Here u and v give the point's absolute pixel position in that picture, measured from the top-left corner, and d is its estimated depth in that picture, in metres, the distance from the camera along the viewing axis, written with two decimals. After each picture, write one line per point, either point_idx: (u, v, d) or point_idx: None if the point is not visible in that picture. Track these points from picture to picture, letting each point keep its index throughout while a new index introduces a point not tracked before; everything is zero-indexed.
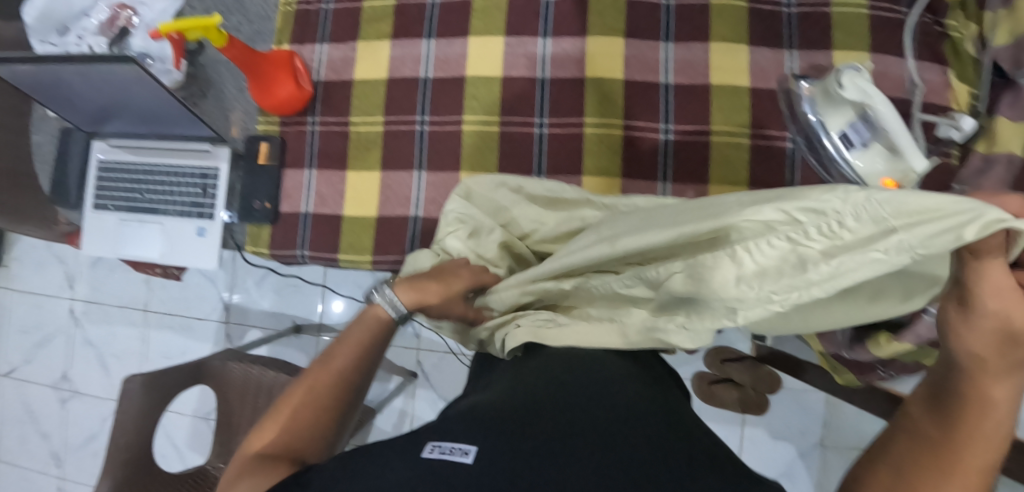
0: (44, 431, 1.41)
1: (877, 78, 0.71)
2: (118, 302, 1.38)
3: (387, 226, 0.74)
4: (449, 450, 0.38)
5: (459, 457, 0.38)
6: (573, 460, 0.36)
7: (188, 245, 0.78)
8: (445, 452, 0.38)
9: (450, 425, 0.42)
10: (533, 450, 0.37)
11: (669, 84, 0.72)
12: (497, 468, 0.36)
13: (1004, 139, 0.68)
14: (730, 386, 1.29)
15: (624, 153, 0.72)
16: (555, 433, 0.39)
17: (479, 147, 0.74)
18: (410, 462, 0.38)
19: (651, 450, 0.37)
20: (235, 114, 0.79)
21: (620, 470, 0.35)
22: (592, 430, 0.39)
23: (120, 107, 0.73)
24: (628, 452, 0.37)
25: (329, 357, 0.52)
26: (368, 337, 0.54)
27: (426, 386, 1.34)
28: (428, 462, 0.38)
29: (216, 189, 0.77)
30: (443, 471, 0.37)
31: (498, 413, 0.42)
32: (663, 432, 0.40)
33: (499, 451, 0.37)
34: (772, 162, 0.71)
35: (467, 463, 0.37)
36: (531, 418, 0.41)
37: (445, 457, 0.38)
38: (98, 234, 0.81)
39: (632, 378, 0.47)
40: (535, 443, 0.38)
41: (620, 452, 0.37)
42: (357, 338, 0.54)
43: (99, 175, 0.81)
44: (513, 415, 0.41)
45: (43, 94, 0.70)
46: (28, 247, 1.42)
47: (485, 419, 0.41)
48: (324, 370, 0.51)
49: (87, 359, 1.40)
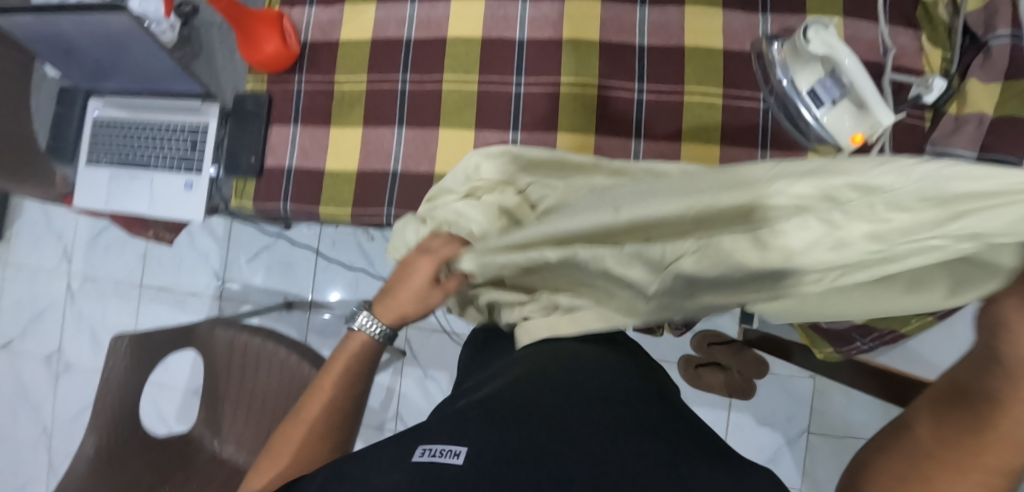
0: (33, 404, 1.42)
1: (848, 42, 0.73)
2: (113, 276, 1.41)
3: (368, 180, 0.76)
4: (439, 453, 0.41)
5: (448, 458, 0.41)
6: (556, 465, 0.39)
7: (176, 198, 0.81)
8: (435, 455, 0.41)
9: (439, 426, 0.45)
10: (521, 455, 0.40)
11: (644, 45, 0.74)
12: (486, 470, 0.39)
13: (975, 99, 0.68)
14: (716, 369, 1.29)
15: (599, 111, 0.74)
16: (541, 440, 0.41)
17: (457, 105, 0.76)
18: (403, 466, 0.41)
19: (629, 455, 0.41)
20: (226, 74, 0.81)
21: (601, 474, 0.38)
22: (576, 439, 0.42)
23: (115, 62, 0.76)
24: (608, 458, 0.40)
25: (319, 387, 0.55)
26: (353, 367, 0.56)
27: (415, 363, 1.35)
28: (419, 465, 0.41)
29: (205, 144, 0.80)
30: (434, 472, 0.39)
31: (485, 415, 0.45)
32: (640, 437, 0.44)
33: (487, 454, 0.40)
34: (744, 121, 0.72)
35: (457, 464, 0.40)
36: (519, 423, 0.44)
37: (436, 459, 0.41)
38: (91, 188, 0.84)
39: (611, 388, 0.50)
40: (523, 449, 0.41)
41: (602, 458, 0.40)
42: (341, 365, 0.56)
43: (95, 131, 0.84)
44: (499, 418, 0.44)
45: (41, 46, 0.72)
46: (28, 222, 1.45)
47: (471, 421, 0.44)
48: (315, 400, 0.54)
49: (81, 333, 1.42)
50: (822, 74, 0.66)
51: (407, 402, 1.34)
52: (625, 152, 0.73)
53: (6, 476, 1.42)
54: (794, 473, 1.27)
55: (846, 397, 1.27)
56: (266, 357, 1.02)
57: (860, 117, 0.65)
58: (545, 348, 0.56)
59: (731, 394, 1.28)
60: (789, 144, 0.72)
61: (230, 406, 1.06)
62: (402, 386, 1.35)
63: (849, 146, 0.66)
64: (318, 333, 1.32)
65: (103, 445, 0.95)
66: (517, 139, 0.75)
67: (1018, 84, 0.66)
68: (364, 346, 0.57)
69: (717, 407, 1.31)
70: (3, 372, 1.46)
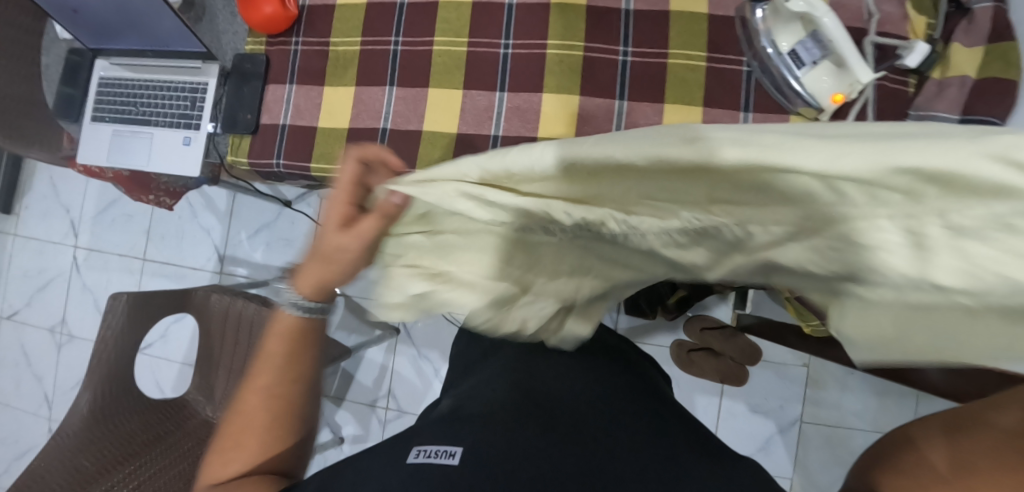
0: (36, 373, 1.45)
1: (833, 8, 0.74)
2: (117, 249, 1.44)
3: (358, 137, 0.78)
4: (435, 453, 0.48)
5: (445, 459, 0.47)
6: (541, 471, 0.46)
7: (174, 154, 0.83)
8: (430, 455, 0.48)
9: (431, 430, 0.52)
10: (506, 461, 0.47)
11: (629, 10, 0.76)
12: (480, 473, 0.46)
13: (957, 63, 0.69)
14: (709, 354, 1.25)
15: (583, 73, 0.76)
16: (527, 451, 0.48)
17: (446, 66, 0.78)
18: (401, 465, 0.47)
19: (602, 461, 0.48)
20: (226, 36, 0.85)
21: (580, 480, 0.46)
22: (557, 449, 0.49)
23: (119, 22, 0.78)
24: (586, 466, 0.47)
25: (256, 372, 0.49)
26: (292, 349, 0.49)
27: (408, 342, 1.35)
28: (416, 464, 0.47)
29: (204, 102, 0.83)
30: (433, 471, 0.46)
31: (474, 423, 0.52)
32: (611, 439, 0.51)
33: (480, 459, 0.47)
34: (726, 84, 0.73)
35: (454, 464, 0.47)
36: (506, 432, 0.50)
37: (432, 459, 0.47)
38: (94, 145, 0.87)
39: (584, 395, 0.58)
40: (512, 460, 0.47)
41: (581, 467, 0.47)
42: (279, 345, 0.49)
43: (100, 90, 0.87)
44: (486, 425, 0.51)
45: (50, 4, 0.76)
46: (39, 196, 1.50)
47: (461, 428, 0.51)
48: (254, 389, 0.49)
49: (85, 304, 1.45)
50: (802, 35, 0.67)
51: (398, 381, 1.34)
52: (609, 113, 0.75)
53: (7, 443, 1.45)
54: (786, 463, 1.25)
55: (842, 386, 1.25)
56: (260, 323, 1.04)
57: (839, 76, 0.66)
58: (520, 358, 0.63)
59: (724, 379, 1.26)
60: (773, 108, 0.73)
61: (224, 375, 1.07)
62: (395, 365, 1.35)
63: (829, 105, 0.67)
64: None
65: (98, 400, 0.95)
66: (503, 99, 0.76)
67: (1001, 47, 0.67)
68: (296, 325, 0.50)
69: (709, 394, 1.30)
70: (9, 342, 1.49)
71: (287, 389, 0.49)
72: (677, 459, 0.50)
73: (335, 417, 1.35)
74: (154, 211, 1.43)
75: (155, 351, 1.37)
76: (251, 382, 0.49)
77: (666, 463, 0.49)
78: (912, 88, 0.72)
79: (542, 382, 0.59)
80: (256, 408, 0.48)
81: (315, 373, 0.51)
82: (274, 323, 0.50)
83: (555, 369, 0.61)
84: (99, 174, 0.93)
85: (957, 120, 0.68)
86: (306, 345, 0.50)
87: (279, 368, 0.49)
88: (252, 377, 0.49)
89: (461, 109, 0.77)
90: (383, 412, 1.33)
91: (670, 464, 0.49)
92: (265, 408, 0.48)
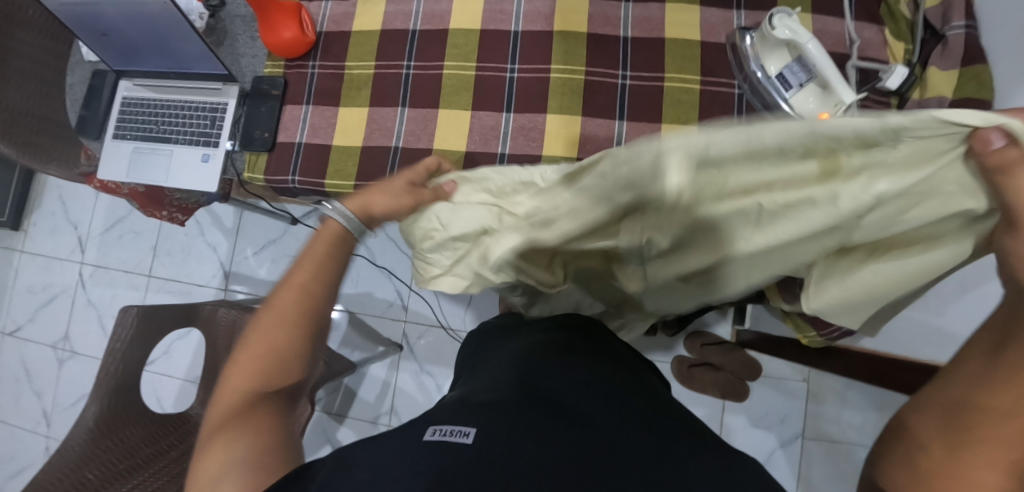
0: (37, 388, 1.45)
1: (817, 35, 0.79)
2: (123, 266, 1.46)
3: (371, 154, 0.83)
4: (449, 433, 0.49)
5: (458, 437, 0.49)
6: (551, 448, 0.47)
7: (193, 170, 0.87)
8: (445, 434, 0.49)
9: (445, 414, 0.54)
10: (516, 436, 0.48)
11: (627, 37, 0.82)
12: (489, 448, 0.47)
13: (935, 84, 0.74)
14: (707, 369, 1.29)
15: (585, 94, 0.80)
16: (536, 430, 0.49)
17: (456, 87, 0.83)
18: (416, 442, 0.49)
19: (606, 445, 0.48)
20: (247, 59, 0.90)
21: (586, 461, 0.46)
22: (566, 429, 0.50)
23: (146, 45, 0.83)
24: (592, 445, 0.48)
25: (289, 283, 0.55)
26: (322, 256, 0.56)
27: (411, 358, 1.36)
28: (431, 441, 0.48)
29: (223, 121, 0.86)
30: (445, 448, 0.48)
31: (487, 407, 0.53)
32: (617, 426, 0.52)
33: (492, 435, 0.48)
34: (719, 106, 0.78)
35: (467, 441, 0.48)
36: (517, 413, 0.52)
37: (446, 437, 0.49)
38: (114, 160, 0.91)
39: (592, 387, 0.59)
40: (521, 437, 0.48)
41: (587, 446, 0.48)
42: (316, 257, 0.56)
43: (122, 109, 0.91)
44: (498, 407, 0.53)
45: (82, 28, 0.80)
46: (47, 214, 1.52)
47: (473, 411, 0.53)
48: (289, 291, 0.54)
49: (88, 319, 1.46)
50: (789, 60, 0.73)
51: (402, 397, 1.35)
52: (609, 131, 0.79)
53: (3, 461, 1.44)
54: (789, 479, 1.25)
55: (840, 401, 1.26)
56: None
57: (824, 97, 0.71)
58: (531, 355, 0.65)
59: (726, 395, 1.28)
60: None
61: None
62: (398, 381, 1.36)
63: None
64: None
65: (104, 412, 0.95)
66: (510, 119, 0.81)
67: (972, 69, 0.72)
68: (335, 238, 0.56)
69: (711, 409, 1.31)
70: (10, 358, 1.49)
71: (322, 299, 0.55)
72: (683, 446, 0.51)
73: (336, 434, 1.35)
74: (162, 228, 1.46)
75: (158, 367, 1.37)
76: (280, 292, 0.55)
77: (671, 448, 0.50)
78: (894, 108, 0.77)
79: (550, 374, 0.61)
80: (288, 309, 0.53)
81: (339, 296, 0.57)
82: (317, 233, 0.57)
83: (566, 364, 0.63)
84: (116, 190, 0.96)
85: None
86: (338, 260, 0.56)
87: (316, 278, 0.55)
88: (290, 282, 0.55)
89: (470, 128, 0.81)
90: (385, 429, 1.33)
91: (677, 452, 0.49)
92: (292, 311, 0.54)
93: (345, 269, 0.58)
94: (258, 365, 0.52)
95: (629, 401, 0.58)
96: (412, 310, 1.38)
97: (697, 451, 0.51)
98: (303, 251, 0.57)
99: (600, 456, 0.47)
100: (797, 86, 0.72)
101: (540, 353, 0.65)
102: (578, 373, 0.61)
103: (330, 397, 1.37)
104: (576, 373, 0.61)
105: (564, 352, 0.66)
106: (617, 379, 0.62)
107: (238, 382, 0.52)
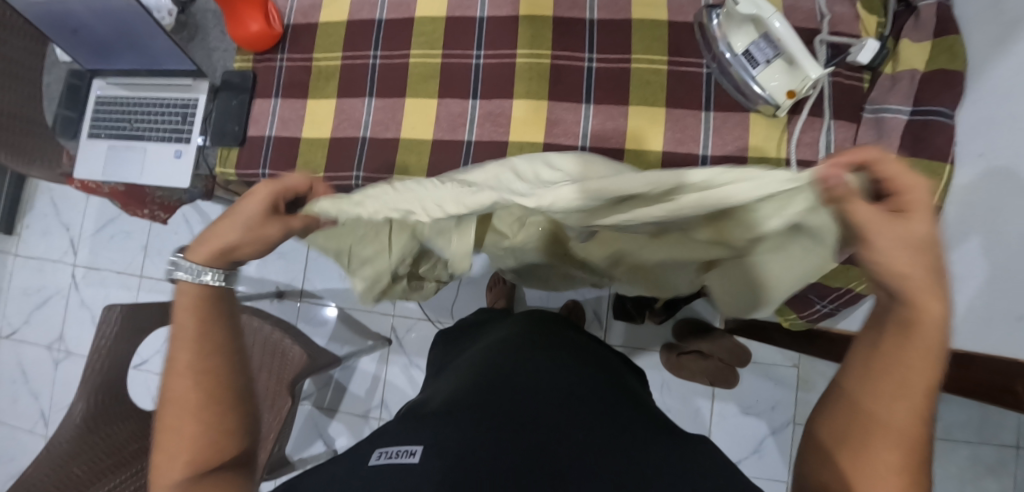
0: (35, 387, 1.49)
1: (789, 11, 0.78)
2: (115, 265, 1.48)
3: (339, 146, 0.83)
4: (396, 455, 0.50)
5: (405, 458, 0.49)
6: (502, 452, 0.49)
7: (166, 167, 0.87)
8: (392, 457, 0.50)
9: (396, 432, 0.54)
10: (465, 452, 0.49)
11: (594, 19, 0.80)
12: (436, 465, 0.48)
13: (907, 58, 0.72)
14: (698, 357, 1.26)
15: (551, 79, 0.79)
16: (488, 437, 0.51)
17: (422, 75, 0.82)
18: (363, 470, 0.49)
19: (557, 439, 0.51)
20: (217, 54, 0.90)
21: (537, 460, 0.48)
22: (517, 429, 0.52)
23: (116, 42, 0.84)
24: (544, 444, 0.50)
25: (173, 367, 0.49)
26: (198, 318, 0.50)
27: (400, 351, 1.37)
28: (378, 466, 0.49)
29: (194, 117, 0.87)
30: (393, 471, 0.48)
31: (442, 421, 0.54)
32: (568, 416, 0.55)
33: (438, 452, 0.49)
34: (688, 86, 0.77)
35: (413, 461, 0.49)
36: (468, 419, 0.53)
37: (393, 460, 0.49)
38: (89, 159, 0.92)
39: (547, 379, 0.61)
40: (472, 445, 0.50)
41: (537, 447, 0.50)
42: (189, 323, 0.50)
43: (97, 107, 0.92)
44: (455, 417, 0.54)
45: (55, 28, 0.81)
46: (40, 215, 1.55)
47: (421, 426, 0.54)
48: (179, 376, 0.49)
49: (82, 319, 1.49)
50: (755, 36, 0.71)
51: (392, 391, 1.36)
52: (577, 115, 0.78)
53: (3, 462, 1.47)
54: (780, 465, 1.25)
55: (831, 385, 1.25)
56: (252, 334, 1.08)
57: (792, 73, 0.70)
58: (493, 360, 0.67)
59: (714, 381, 1.26)
60: (735, 107, 0.76)
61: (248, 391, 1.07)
62: (387, 374, 1.37)
63: (785, 102, 0.71)
64: (308, 322, 1.42)
65: (91, 409, 0.96)
66: (476, 106, 0.80)
67: (946, 40, 0.69)
68: (199, 299, 0.51)
69: (701, 396, 1.30)
70: (7, 359, 1.52)
71: (213, 357, 0.50)
72: (636, 439, 0.53)
73: (328, 429, 1.36)
74: (151, 227, 1.47)
75: (150, 366, 1.39)
76: (174, 379, 0.49)
77: (620, 441, 0.52)
78: (868, 84, 0.75)
79: (503, 374, 0.62)
80: (187, 382, 0.49)
81: (234, 346, 0.52)
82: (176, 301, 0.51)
83: (526, 365, 0.64)
84: (96, 189, 0.97)
85: (909, 113, 0.71)
86: (217, 320, 0.51)
87: (209, 336, 0.50)
88: (176, 360, 0.50)
89: (437, 116, 0.81)
90: (376, 423, 1.35)
91: (628, 444, 0.52)
92: (195, 393, 0.49)
93: (232, 322, 0.53)
94: (182, 450, 0.48)
95: (584, 388, 0.61)
96: (399, 304, 1.39)
97: (646, 442, 0.53)
98: (175, 326, 0.51)
99: (548, 457, 0.49)
100: (765, 63, 0.71)
101: (499, 358, 0.67)
102: (532, 369, 0.64)
103: (321, 391, 1.38)
104: (532, 371, 0.63)
105: (524, 352, 0.68)
106: (576, 373, 0.64)
107: (167, 478, 0.47)
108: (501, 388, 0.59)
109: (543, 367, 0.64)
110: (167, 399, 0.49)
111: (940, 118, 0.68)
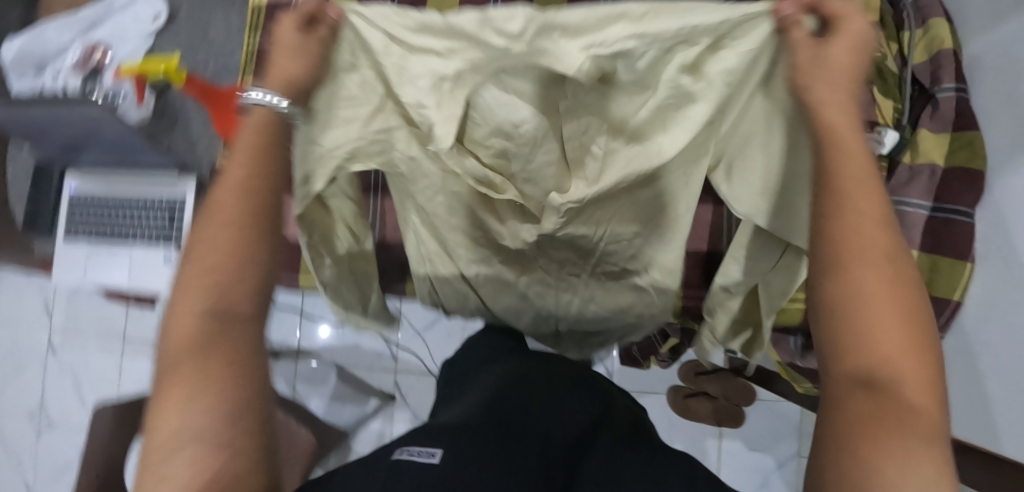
0: (19, 459, 1.41)
1: None
2: (95, 329, 1.40)
3: None
4: (416, 452, 0.38)
5: (425, 457, 0.38)
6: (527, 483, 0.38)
7: (156, 274, 0.82)
8: (412, 453, 0.38)
9: (412, 438, 0.43)
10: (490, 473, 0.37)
11: None
12: (463, 471, 0.37)
13: (927, 151, 0.71)
14: (704, 399, 1.30)
15: None
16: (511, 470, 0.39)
17: None
18: (374, 467, 0.38)
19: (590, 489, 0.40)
20: (202, 144, 0.82)
21: None
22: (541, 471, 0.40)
23: (88, 140, 0.77)
24: None
25: (225, 180, 0.44)
26: (259, 136, 0.45)
27: (404, 407, 1.35)
28: (395, 460, 0.38)
29: (182, 216, 0.81)
30: (409, 468, 0.36)
31: (466, 435, 0.43)
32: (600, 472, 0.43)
33: (463, 459, 0.38)
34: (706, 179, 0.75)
35: (434, 461, 0.37)
36: (492, 442, 0.42)
37: (413, 456, 0.38)
38: (67, 263, 0.85)
39: (573, 428, 0.50)
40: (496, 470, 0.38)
41: None
42: (246, 143, 0.45)
43: (72, 205, 0.85)
44: (475, 438, 0.42)
45: (20, 130, 0.74)
46: (7, 278, 1.45)
47: (442, 436, 0.43)
48: (228, 189, 0.43)
49: (63, 387, 1.41)
50: None
51: None
52: None
53: None
54: None
55: None
56: None
57: None
58: (515, 387, 0.56)
59: (721, 421, 1.30)
60: None
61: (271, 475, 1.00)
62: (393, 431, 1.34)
63: None
64: (307, 382, 1.38)
65: None
66: None
67: (965, 135, 0.69)
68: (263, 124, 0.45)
69: (708, 435, 1.33)
70: None
71: (264, 178, 0.44)
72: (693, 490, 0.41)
73: None
74: None
75: None
76: (219, 192, 0.43)
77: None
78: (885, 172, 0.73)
79: (529, 406, 0.52)
80: (183, 342, 0.38)
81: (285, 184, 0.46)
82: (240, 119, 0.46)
83: (551, 407, 0.54)
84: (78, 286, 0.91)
85: (929, 208, 0.70)
86: (279, 145, 0.46)
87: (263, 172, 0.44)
88: (204, 235, 0.42)
89: None
90: None
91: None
92: (239, 214, 0.42)
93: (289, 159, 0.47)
94: (197, 295, 0.40)
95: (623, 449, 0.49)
96: (401, 359, 1.36)
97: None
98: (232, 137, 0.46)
99: None
100: None
101: (521, 390, 0.56)
102: (560, 413, 0.53)
103: None
104: (557, 414, 0.52)
105: (547, 392, 0.57)
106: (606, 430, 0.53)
107: (185, 312, 0.40)
108: (527, 425, 0.48)
109: (572, 416, 0.53)
110: (207, 210, 0.43)
111: (961, 217, 0.68)
